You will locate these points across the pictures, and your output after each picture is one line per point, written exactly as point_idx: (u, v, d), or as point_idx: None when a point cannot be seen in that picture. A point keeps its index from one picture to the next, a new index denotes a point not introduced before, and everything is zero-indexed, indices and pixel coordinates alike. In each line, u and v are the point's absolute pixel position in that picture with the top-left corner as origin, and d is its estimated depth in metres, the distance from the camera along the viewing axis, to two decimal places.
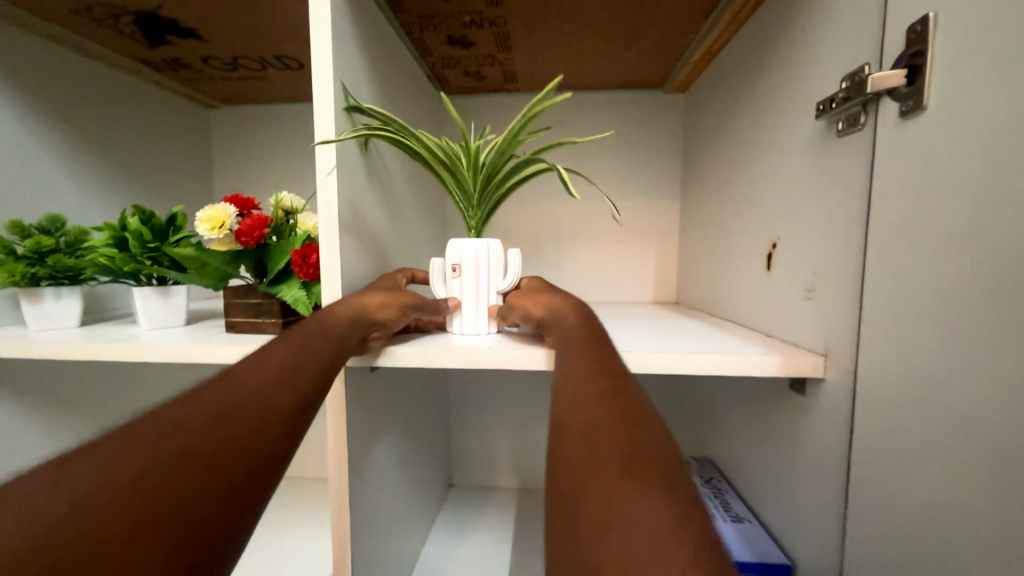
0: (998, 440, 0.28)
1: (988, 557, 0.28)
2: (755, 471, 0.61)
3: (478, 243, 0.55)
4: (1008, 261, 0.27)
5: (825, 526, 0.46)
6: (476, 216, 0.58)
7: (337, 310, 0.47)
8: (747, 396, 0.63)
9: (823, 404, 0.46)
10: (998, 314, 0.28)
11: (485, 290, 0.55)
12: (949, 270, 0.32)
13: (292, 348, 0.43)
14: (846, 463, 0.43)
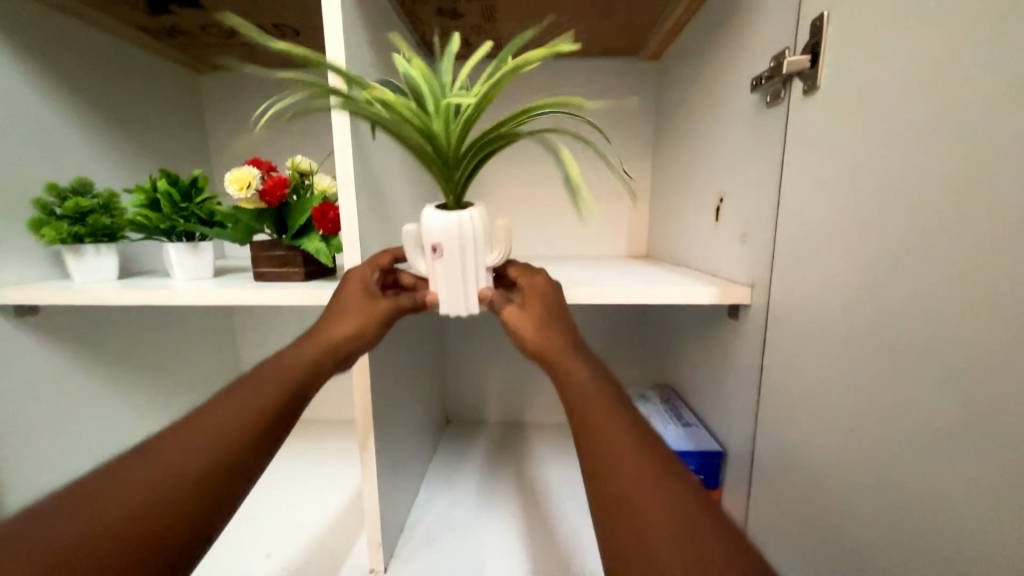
0: (857, 328, 0.41)
1: (844, 409, 0.42)
2: (700, 387, 0.75)
3: (450, 217, 0.51)
4: (870, 205, 0.39)
5: (746, 416, 0.60)
6: (453, 182, 0.54)
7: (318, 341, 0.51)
8: (695, 327, 0.76)
9: (749, 324, 0.59)
10: (861, 243, 0.40)
11: (470, 264, 0.53)
12: (835, 212, 0.43)
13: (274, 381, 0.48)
14: (762, 366, 0.56)
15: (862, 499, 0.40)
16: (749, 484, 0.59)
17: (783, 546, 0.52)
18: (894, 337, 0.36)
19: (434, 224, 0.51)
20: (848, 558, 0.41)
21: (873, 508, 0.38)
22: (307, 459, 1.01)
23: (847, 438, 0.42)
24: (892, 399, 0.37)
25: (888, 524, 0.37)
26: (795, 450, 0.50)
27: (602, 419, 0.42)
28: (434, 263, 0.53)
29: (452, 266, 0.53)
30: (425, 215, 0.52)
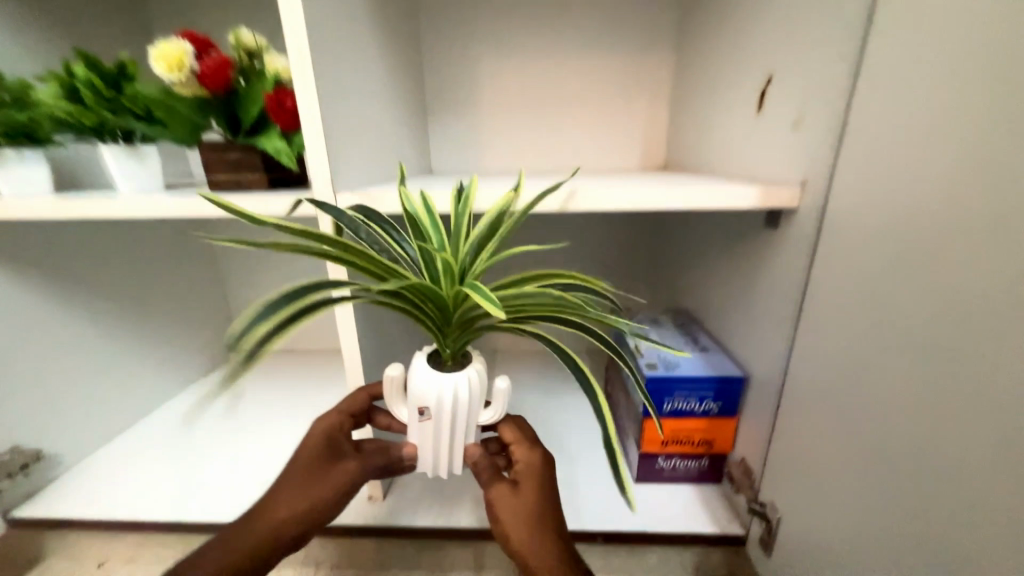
0: (949, 219, 0.31)
1: (912, 325, 0.34)
2: (721, 309, 0.68)
3: (445, 380, 0.47)
4: (1010, 40, 0.28)
5: (779, 338, 0.53)
6: (455, 340, 0.48)
7: (285, 502, 0.44)
8: (721, 243, 0.67)
9: (794, 232, 0.50)
10: (982, 101, 0.29)
11: (459, 430, 0.49)
12: (944, 65, 0.32)
13: (242, 547, 0.41)
14: (807, 280, 0.48)
15: (924, 428, 0.33)
16: (775, 411, 0.54)
17: (808, 476, 0.47)
18: (1008, 230, 0.27)
19: (427, 388, 0.46)
20: (892, 493, 0.36)
21: (938, 439, 0.32)
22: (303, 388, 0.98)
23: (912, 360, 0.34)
24: (991, 309, 0.28)
25: (956, 457, 0.31)
26: (836, 375, 0.43)
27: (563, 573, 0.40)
28: (421, 422, 0.48)
29: (440, 434, 0.49)
30: (420, 369, 0.48)
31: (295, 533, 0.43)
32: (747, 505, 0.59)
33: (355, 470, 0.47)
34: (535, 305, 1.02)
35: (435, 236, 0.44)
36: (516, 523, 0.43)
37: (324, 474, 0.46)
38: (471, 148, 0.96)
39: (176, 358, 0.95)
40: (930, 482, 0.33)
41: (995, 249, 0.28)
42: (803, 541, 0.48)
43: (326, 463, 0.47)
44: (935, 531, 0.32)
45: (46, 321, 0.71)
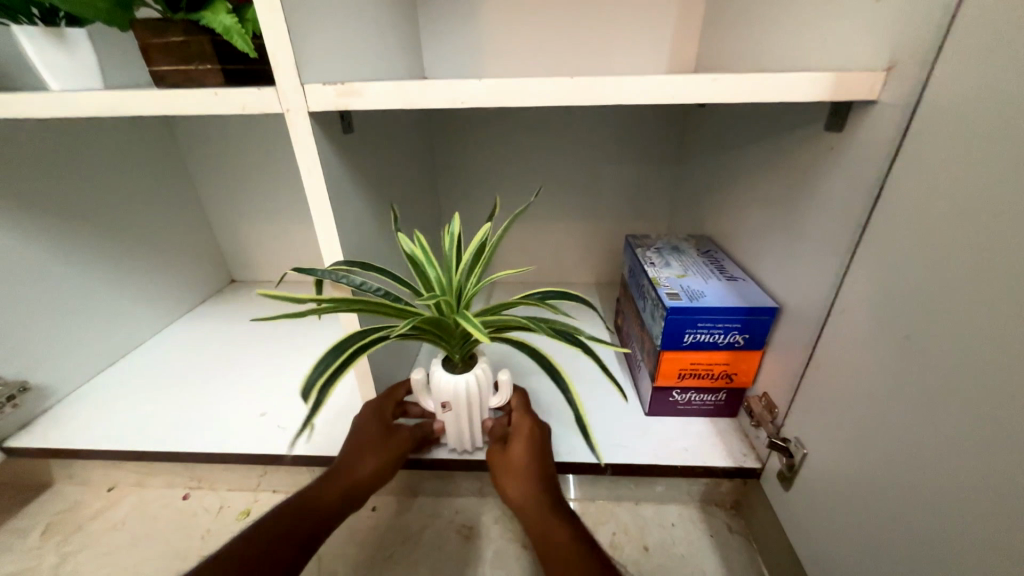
0: None
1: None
2: (754, 233, 0.60)
3: (456, 379, 0.55)
4: None
5: (826, 264, 0.46)
6: (461, 348, 0.55)
7: (361, 463, 0.53)
8: (761, 157, 0.58)
9: (867, 134, 0.41)
10: None
11: (473, 415, 0.59)
12: None
13: (338, 492, 0.51)
14: (877, 192, 0.39)
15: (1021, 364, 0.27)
16: (813, 344, 0.48)
17: (844, 412, 0.43)
18: None
19: (443, 388, 0.56)
20: (957, 434, 0.31)
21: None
22: (300, 321, 0.94)
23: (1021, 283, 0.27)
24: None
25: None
26: (902, 304, 0.37)
27: (538, 510, 0.48)
28: (444, 413, 0.59)
29: (462, 419, 0.59)
30: (437, 369, 0.56)
31: (368, 487, 0.53)
32: (765, 439, 0.57)
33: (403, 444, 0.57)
34: (542, 234, 0.94)
35: (432, 270, 0.51)
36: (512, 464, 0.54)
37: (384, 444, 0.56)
38: (470, 49, 0.82)
39: (164, 289, 0.92)
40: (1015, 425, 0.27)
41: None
42: (828, 476, 0.45)
43: (389, 429, 0.58)
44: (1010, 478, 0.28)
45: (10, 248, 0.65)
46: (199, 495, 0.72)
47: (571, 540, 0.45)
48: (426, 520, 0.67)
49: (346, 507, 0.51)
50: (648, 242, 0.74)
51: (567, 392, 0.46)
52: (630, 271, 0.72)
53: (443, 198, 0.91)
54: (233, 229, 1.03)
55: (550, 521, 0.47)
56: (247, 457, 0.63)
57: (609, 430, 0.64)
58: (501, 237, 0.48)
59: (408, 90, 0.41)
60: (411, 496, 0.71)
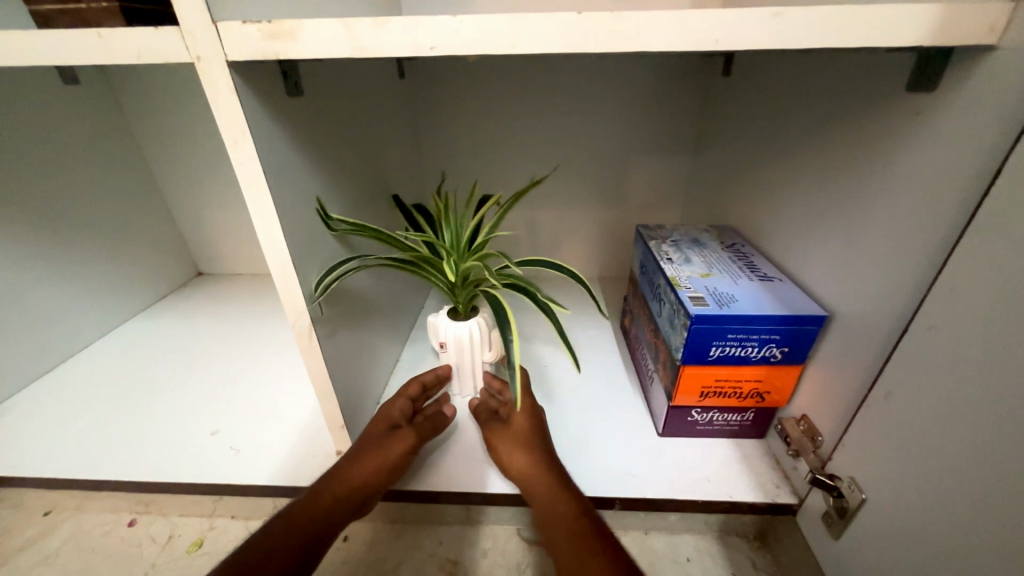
0: None
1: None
2: (796, 225, 0.50)
3: (458, 326, 0.60)
4: None
5: (901, 267, 0.36)
6: (465, 298, 0.58)
7: (364, 463, 0.50)
8: (809, 127, 0.47)
9: (979, 88, 0.30)
10: None
11: (470, 362, 0.63)
12: None
13: (335, 498, 0.47)
14: (991, 170, 0.29)
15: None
16: (877, 365, 0.39)
17: (922, 457, 0.33)
18: None
19: (443, 332, 0.60)
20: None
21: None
22: (271, 318, 0.85)
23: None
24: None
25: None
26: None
27: (542, 483, 0.46)
28: (444, 355, 0.63)
29: (460, 363, 0.63)
30: (442, 317, 0.61)
31: (370, 492, 0.49)
32: (805, 472, 0.47)
33: (410, 444, 0.53)
34: (541, 221, 0.84)
35: (448, 228, 0.55)
36: (512, 435, 0.52)
37: (387, 447, 0.51)
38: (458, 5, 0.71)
39: (117, 283, 0.82)
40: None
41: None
42: (895, 534, 0.36)
43: (389, 427, 0.53)
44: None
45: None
46: (147, 521, 0.64)
47: (576, 517, 0.42)
48: (403, 553, 0.59)
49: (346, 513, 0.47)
50: (664, 233, 0.64)
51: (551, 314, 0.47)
52: (642, 271, 0.63)
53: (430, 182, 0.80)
54: (198, 216, 0.93)
55: (555, 496, 0.45)
56: (190, 486, 0.53)
57: (615, 454, 0.55)
58: (515, 200, 0.53)
59: (357, 31, 0.31)
60: (387, 524, 0.62)
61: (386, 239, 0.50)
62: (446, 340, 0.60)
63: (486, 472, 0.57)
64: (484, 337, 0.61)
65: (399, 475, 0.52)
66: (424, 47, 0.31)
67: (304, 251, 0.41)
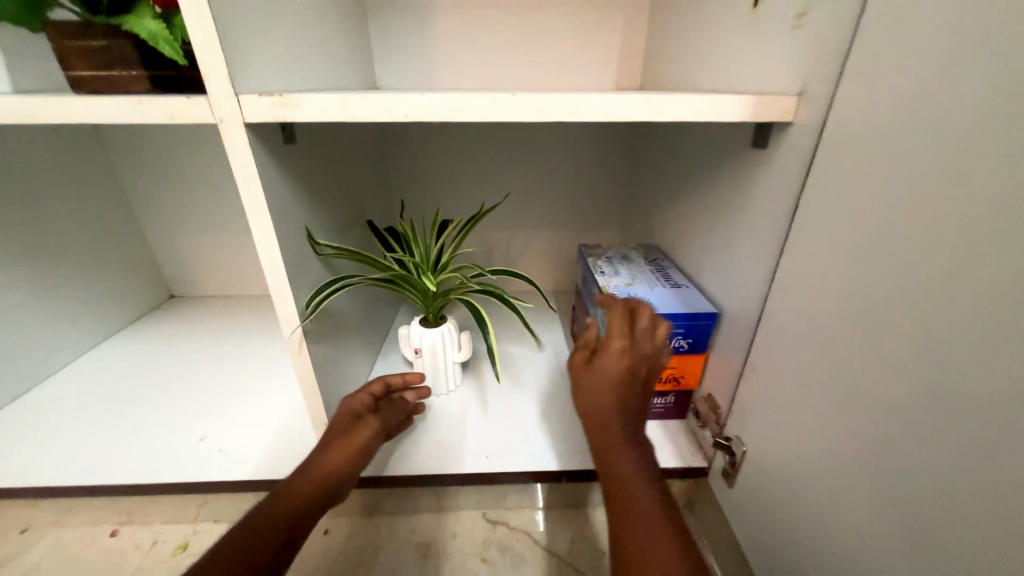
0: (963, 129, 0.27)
1: (936, 242, 0.28)
2: (696, 243, 0.63)
3: (430, 331, 0.70)
4: None
5: (757, 273, 0.49)
6: (434, 307, 0.68)
7: (333, 454, 0.55)
8: (699, 169, 0.61)
9: (785, 150, 0.44)
10: None
11: (441, 362, 0.73)
12: None
13: (309, 490, 0.51)
14: (795, 205, 0.43)
15: (937, 361, 0.28)
16: (748, 347, 0.51)
17: (777, 411, 0.46)
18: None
19: (417, 338, 0.69)
20: (882, 431, 0.33)
21: (956, 374, 0.27)
22: (249, 336, 0.90)
23: (930, 285, 0.29)
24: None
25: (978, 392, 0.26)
26: (817, 308, 0.40)
27: (624, 457, 0.43)
28: (417, 359, 0.73)
29: (433, 364, 0.72)
30: (415, 326, 0.71)
31: (343, 477, 0.54)
32: (711, 439, 0.59)
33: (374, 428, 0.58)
34: (499, 243, 0.95)
35: (417, 247, 0.65)
36: (595, 375, 0.48)
37: (351, 436, 0.56)
38: (423, 62, 0.84)
39: (91, 307, 0.85)
40: (941, 420, 0.28)
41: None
42: (765, 472, 0.48)
43: (351, 420, 0.58)
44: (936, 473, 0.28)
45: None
46: (129, 530, 0.66)
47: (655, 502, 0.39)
48: (382, 540, 0.65)
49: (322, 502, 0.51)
50: (600, 251, 0.76)
51: (484, 328, 0.61)
52: (584, 280, 0.73)
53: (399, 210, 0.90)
54: (173, 242, 0.97)
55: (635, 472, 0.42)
56: (182, 485, 0.58)
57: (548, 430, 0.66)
58: (472, 221, 0.65)
59: (347, 104, 0.41)
60: (366, 517, 0.68)
61: (367, 258, 0.59)
62: (420, 345, 0.70)
63: (454, 458, 0.65)
64: (452, 340, 0.72)
65: (368, 457, 0.57)
66: (396, 114, 0.41)
67: (296, 270, 0.50)
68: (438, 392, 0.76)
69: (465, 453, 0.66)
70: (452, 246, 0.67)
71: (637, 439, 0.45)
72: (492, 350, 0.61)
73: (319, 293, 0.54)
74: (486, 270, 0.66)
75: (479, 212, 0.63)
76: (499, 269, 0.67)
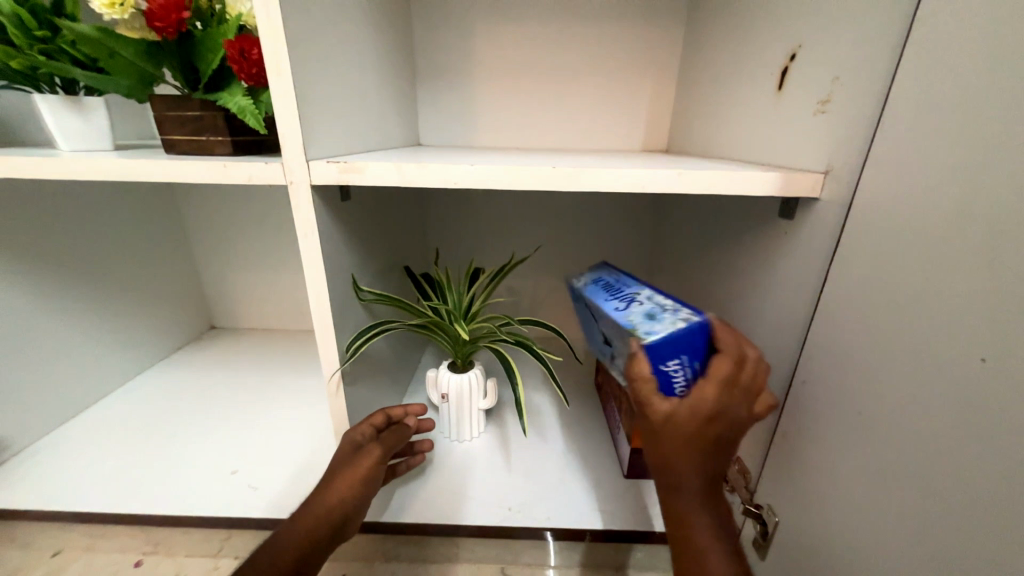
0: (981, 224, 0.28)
1: (970, 330, 0.29)
2: (723, 302, 0.64)
3: (458, 376, 0.71)
4: None
5: (785, 339, 0.50)
6: (463, 353, 0.71)
7: (337, 487, 0.51)
8: (727, 232, 0.64)
9: (812, 223, 0.46)
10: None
11: (466, 408, 0.74)
12: (999, 52, 0.28)
13: (308, 528, 0.49)
14: (823, 277, 0.44)
15: (977, 450, 0.28)
16: (777, 412, 0.51)
17: (808, 481, 0.45)
18: None
19: (445, 383, 0.71)
20: (917, 514, 0.32)
21: (994, 466, 0.27)
22: (283, 370, 0.94)
23: (967, 372, 0.29)
24: None
25: (1019, 487, 0.25)
26: (847, 381, 0.40)
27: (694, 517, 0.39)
28: (443, 404, 0.74)
29: (458, 409, 0.74)
30: (443, 370, 0.73)
31: (347, 510, 0.51)
32: (740, 505, 0.57)
33: (379, 455, 0.54)
34: (526, 290, 0.98)
35: (452, 295, 0.68)
36: (680, 429, 0.39)
37: (353, 466, 0.53)
38: (464, 122, 0.91)
39: (141, 335, 0.91)
40: (972, 509, 0.28)
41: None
42: (797, 546, 0.46)
43: (353, 449, 0.54)
44: (972, 561, 0.28)
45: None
46: (152, 563, 0.66)
47: None
48: None
49: (324, 541, 0.49)
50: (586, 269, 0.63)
51: (513, 379, 0.62)
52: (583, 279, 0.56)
53: (433, 257, 0.94)
54: (219, 276, 1.04)
55: (704, 535, 0.39)
56: (213, 519, 0.59)
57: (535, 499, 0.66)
58: (505, 272, 0.67)
59: (403, 171, 0.45)
60: (383, 564, 0.67)
61: (405, 304, 0.62)
62: (447, 390, 0.71)
63: (472, 507, 0.65)
64: (477, 388, 0.73)
65: (373, 487, 0.54)
66: (446, 180, 0.46)
67: (341, 317, 0.53)
68: (463, 438, 0.77)
69: (486, 503, 0.65)
70: (484, 295, 0.69)
71: (712, 497, 0.41)
72: (520, 400, 0.62)
73: (359, 337, 0.57)
74: (516, 320, 0.68)
75: (512, 265, 0.66)
76: (529, 319, 0.69)
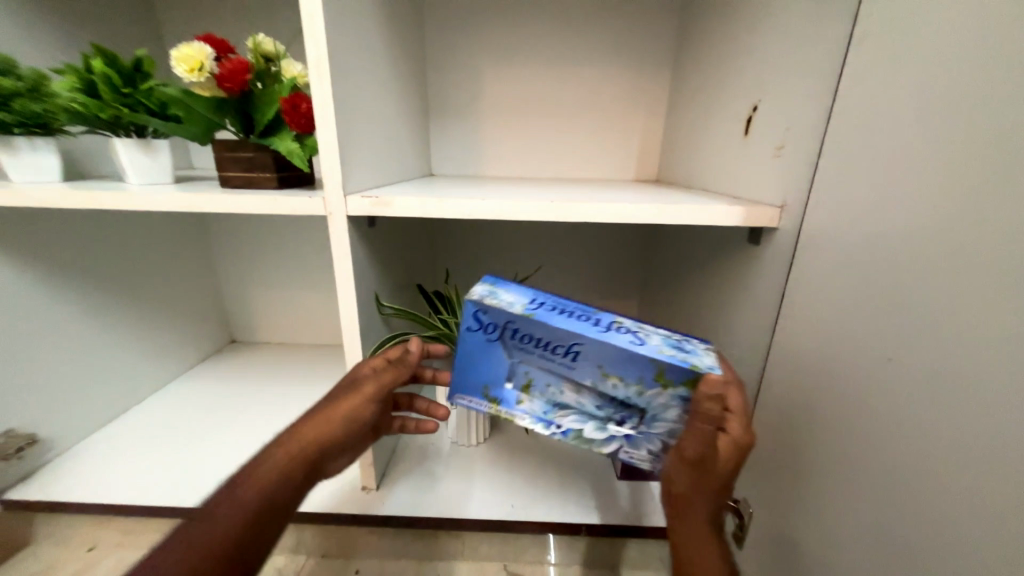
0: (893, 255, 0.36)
1: (888, 338, 0.36)
2: (703, 318, 0.72)
3: None
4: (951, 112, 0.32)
5: (755, 349, 0.57)
6: None
7: (330, 420, 0.48)
8: (706, 256, 0.71)
9: (773, 249, 0.54)
10: (924, 157, 0.34)
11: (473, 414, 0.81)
12: (900, 123, 0.37)
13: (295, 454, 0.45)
14: (782, 295, 0.52)
15: (892, 434, 0.35)
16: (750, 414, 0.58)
17: (776, 473, 0.52)
18: (935, 269, 0.33)
19: None
20: (857, 490, 0.39)
21: (906, 444, 0.34)
22: (300, 381, 1.00)
23: (887, 371, 0.36)
24: (946, 321, 0.32)
25: (922, 459, 0.33)
26: (803, 384, 0.47)
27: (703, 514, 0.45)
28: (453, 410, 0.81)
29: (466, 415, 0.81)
30: None
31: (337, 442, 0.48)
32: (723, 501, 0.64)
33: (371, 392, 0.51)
34: None
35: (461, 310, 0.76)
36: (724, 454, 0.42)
37: (344, 403, 0.49)
38: (472, 154, 1.01)
39: (169, 346, 0.98)
40: (894, 482, 0.35)
41: (970, 261, 0.30)
42: (770, 532, 0.53)
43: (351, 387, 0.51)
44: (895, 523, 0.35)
45: (30, 303, 0.72)
46: None
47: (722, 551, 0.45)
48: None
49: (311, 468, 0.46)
50: (486, 287, 0.50)
51: None
52: (530, 305, 0.46)
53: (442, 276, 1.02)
54: (242, 293, 1.11)
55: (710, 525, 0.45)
56: None
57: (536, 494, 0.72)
58: None
59: (425, 205, 0.54)
60: (394, 561, 0.72)
61: (419, 318, 0.70)
62: None
63: (479, 505, 0.71)
64: None
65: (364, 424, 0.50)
66: (461, 212, 0.54)
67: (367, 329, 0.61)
68: (470, 442, 0.84)
69: (492, 502, 0.71)
70: None
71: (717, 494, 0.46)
72: None
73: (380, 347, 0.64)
74: None
75: None
76: None
